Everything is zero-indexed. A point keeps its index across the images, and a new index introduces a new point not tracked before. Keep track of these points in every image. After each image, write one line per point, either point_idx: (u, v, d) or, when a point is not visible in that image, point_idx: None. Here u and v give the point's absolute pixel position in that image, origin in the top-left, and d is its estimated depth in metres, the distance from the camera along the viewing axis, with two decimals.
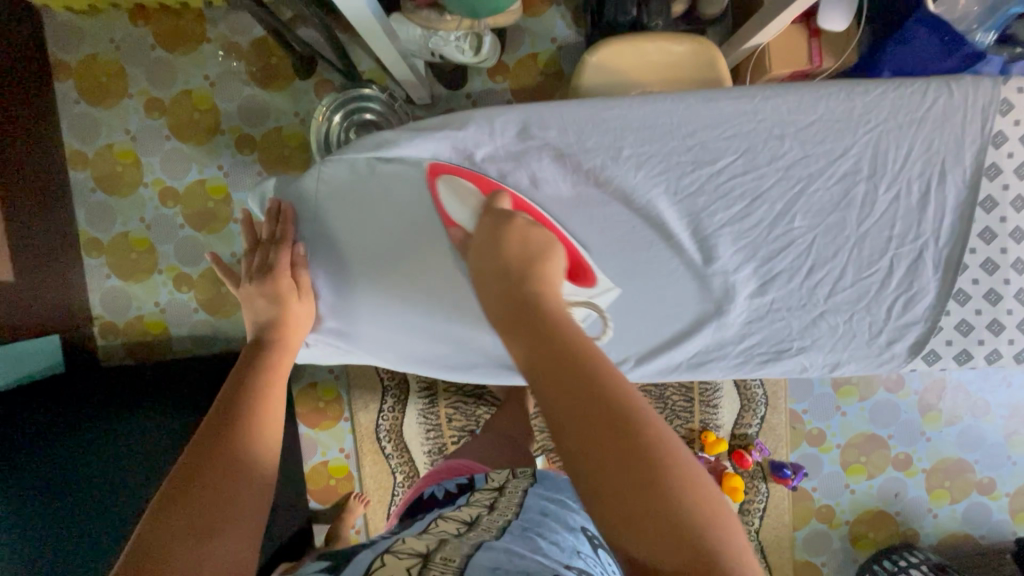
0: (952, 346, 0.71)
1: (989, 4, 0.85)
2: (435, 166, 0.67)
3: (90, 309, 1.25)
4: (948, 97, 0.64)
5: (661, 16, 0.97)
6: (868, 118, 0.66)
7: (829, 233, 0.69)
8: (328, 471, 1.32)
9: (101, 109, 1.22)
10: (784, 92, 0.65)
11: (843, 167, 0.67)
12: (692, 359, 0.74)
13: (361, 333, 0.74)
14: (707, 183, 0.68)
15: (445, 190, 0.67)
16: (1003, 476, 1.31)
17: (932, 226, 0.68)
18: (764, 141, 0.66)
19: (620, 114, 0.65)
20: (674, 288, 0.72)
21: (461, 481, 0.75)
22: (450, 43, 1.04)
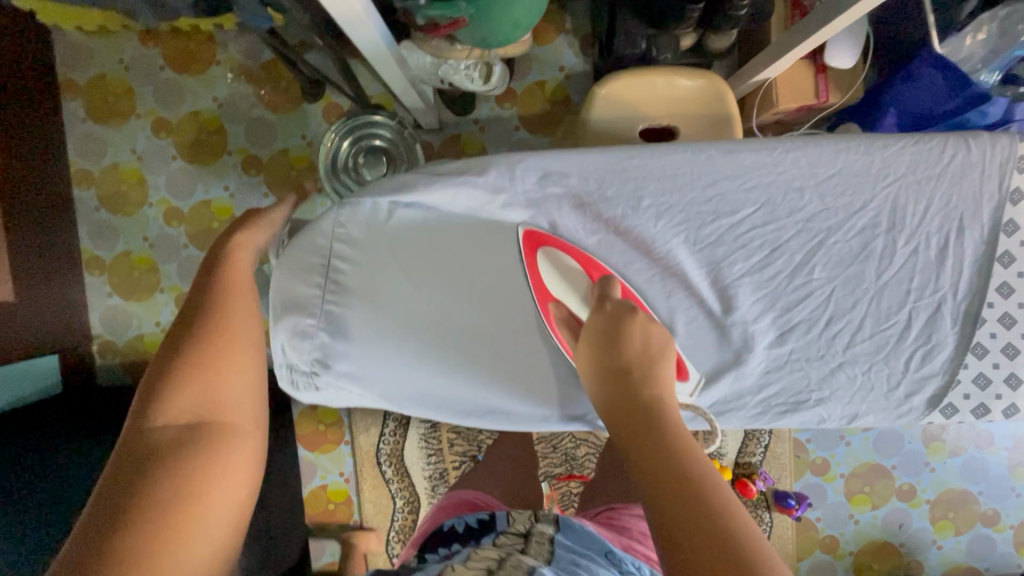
0: (969, 400, 0.71)
1: (994, 45, 0.86)
2: (537, 234, 0.69)
3: (90, 328, 1.24)
4: (966, 153, 0.65)
5: (669, 50, 0.98)
6: (887, 172, 0.66)
7: (848, 285, 0.69)
8: (326, 496, 1.30)
9: (108, 128, 1.22)
10: (804, 145, 0.65)
11: (862, 220, 0.67)
12: (712, 409, 0.74)
13: (372, 376, 0.72)
14: (726, 233, 0.68)
15: (544, 263, 0.69)
16: (1007, 508, 1.31)
17: (949, 280, 0.68)
18: (783, 194, 0.67)
19: (641, 163, 0.65)
20: (688, 328, 0.71)
21: (483, 517, 0.75)
22: (460, 72, 1.05)
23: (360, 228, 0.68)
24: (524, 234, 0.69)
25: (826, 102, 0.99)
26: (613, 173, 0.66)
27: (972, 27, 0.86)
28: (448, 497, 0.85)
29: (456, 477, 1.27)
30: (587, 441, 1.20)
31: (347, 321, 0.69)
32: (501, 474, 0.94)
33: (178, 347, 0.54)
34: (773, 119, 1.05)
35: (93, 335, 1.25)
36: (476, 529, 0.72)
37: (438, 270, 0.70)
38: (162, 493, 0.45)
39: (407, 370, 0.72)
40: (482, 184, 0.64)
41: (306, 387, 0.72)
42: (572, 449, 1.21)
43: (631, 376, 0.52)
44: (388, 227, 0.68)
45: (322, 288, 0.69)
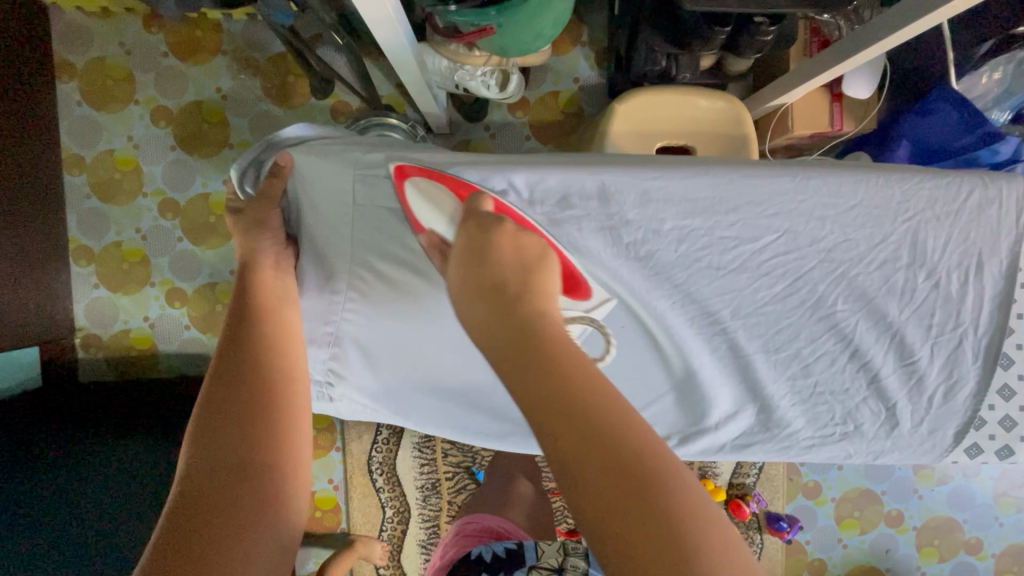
0: (994, 441, 0.73)
1: (1007, 86, 0.88)
2: (403, 167, 0.59)
3: (74, 319, 1.20)
4: (982, 189, 0.63)
5: (689, 70, 0.97)
6: (906, 207, 0.64)
7: (870, 319, 0.68)
8: (314, 503, 1.27)
9: (104, 114, 1.18)
10: (828, 174, 0.62)
11: (883, 254, 0.65)
12: (736, 441, 0.75)
13: (387, 392, 0.72)
14: (748, 261, 0.66)
15: (413, 196, 0.60)
16: (989, 536, 1.33)
17: (970, 315, 0.67)
18: (805, 223, 0.64)
19: (664, 185, 0.61)
20: (714, 359, 0.71)
21: (510, 545, 0.76)
22: (475, 78, 1.02)
23: (373, 231, 0.64)
24: (394, 169, 0.60)
25: (840, 130, 1.00)
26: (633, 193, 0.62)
27: (987, 67, 0.88)
28: (467, 521, 0.85)
29: (450, 488, 1.25)
30: None
31: (363, 333, 0.68)
32: (515, 496, 0.94)
33: (223, 400, 0.58)
34: (785, 144, 1.05)
35: (76, 327, 1.20)
36: (505, 560, 0.73)
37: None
38: (210, 538, 0.49)
39: (426, 384, 0.71)
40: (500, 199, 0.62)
41: (321, 398, 0.74)
42: None
43: (503, 291, 0.50)
44: (408, 236, 0.65)
45: (339, 297, 0.67)
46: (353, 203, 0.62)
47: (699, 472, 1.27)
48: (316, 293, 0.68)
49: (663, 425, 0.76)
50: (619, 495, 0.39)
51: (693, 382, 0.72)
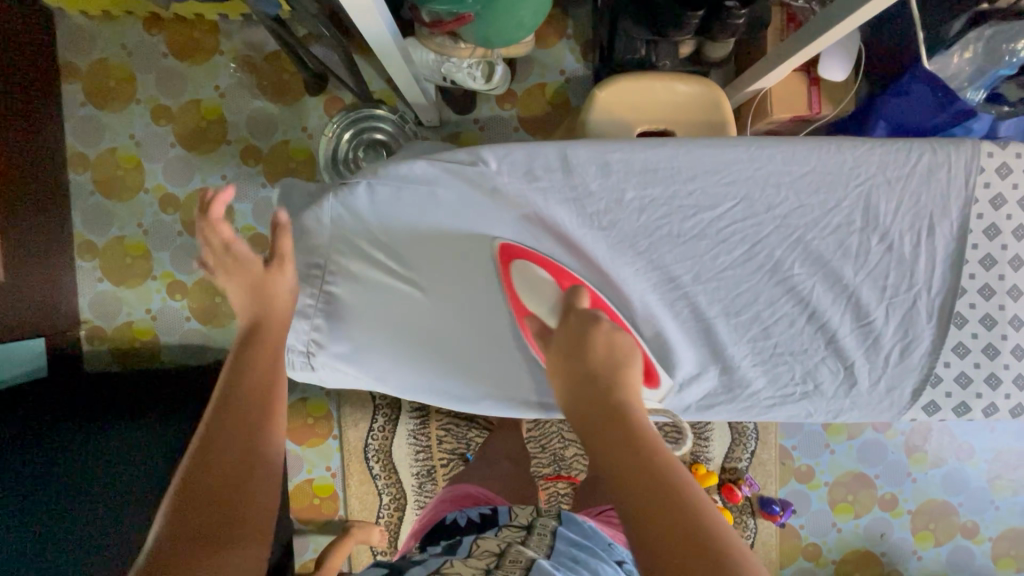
0: (951, 398, 0.73)
1: (979, 64, 0.90)
2: (507, 249, 0.71)
3: (79, 313, 1.24)
4: (932, 153, 0.65)
5: (669, 58, 1.01)
6: (858, 171, 0.66)
7: (827, 281, 0.70)
8: (312, 490, 1.29)
9: (107, 113, 1.22)
10: (781, 142, 0.64)
11: (836, 219, 0.67)
12: (700, 402, 0.79)
13: (367, 359, 0.74)
14: (707, 228, 0.68)
15: (517, 276, 0.71)
16: (986, 521, 1.33)
17: (923, 277, 0.69)
18: (760, 189, 0.66)
19: (623, 156, 0.64)
20: (677, 324, 0.73)
21: (483, 511, 0.85)
22: (462, 70, 1.06)
23: (353, 209, 0.67)
24: (499, 249, 0.71)
25: (819, 113, 1.02)
26: (595, 165, 0.65)
27: (958, 47, 0.89)
28: (448, 490, 0.94)
29: (445, 475, 1.27)
30: (575, 443, 1.28)
31: (344, 301, 0.71)
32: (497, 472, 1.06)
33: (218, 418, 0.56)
34: (766, 129, 1.07)
35: (82, 320, 1.24)
36: (479, 522, 0.82)
37: (441, 257, 0.71)
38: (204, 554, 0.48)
39: (411, 351, 0.74)
40: (470, 173, 0.65)
41: (301, 368, 0.75)
42: (561, 449, 1.28)
43: (600, 384, 0.52)
44: (388, 211, 0.67)
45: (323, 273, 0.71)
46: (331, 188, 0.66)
47: (692, 457, 1.28)
48: (301, 268, 0.71)
49: None
50: None
51: (659, 346, 0.74)
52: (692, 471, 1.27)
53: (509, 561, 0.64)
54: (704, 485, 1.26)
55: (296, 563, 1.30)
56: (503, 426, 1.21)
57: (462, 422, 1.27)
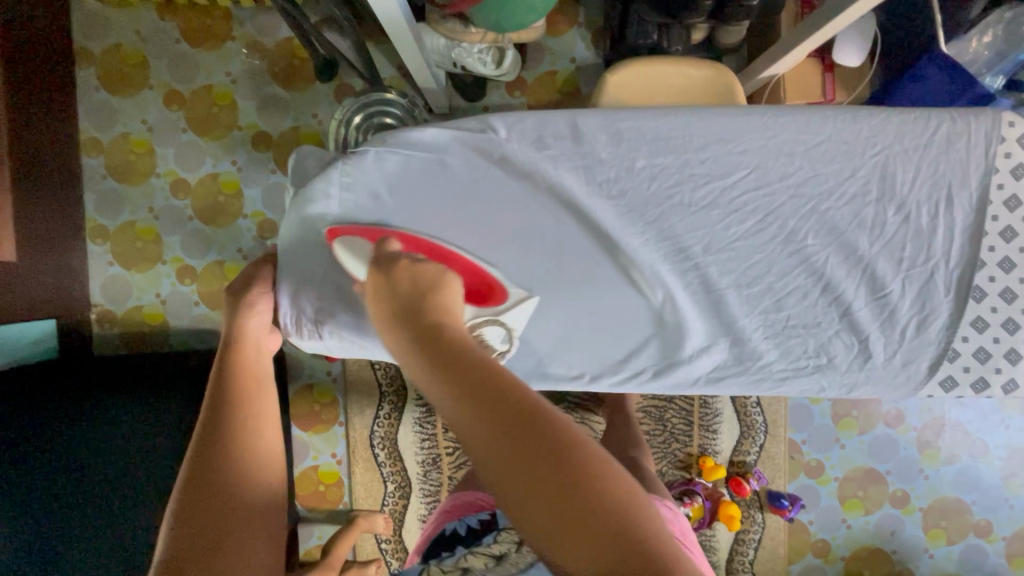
0: (969, 373, 0.74)
1: (999, 49, 0.88)
2: (333, 229, 0.71)
3: (89, 296, 1.25)
4: (949, 123, 0.69)
5: (681, 42, 0.99)
6: (874, 142, 0.70)
7: (841, 252, 0.73)
8: (317, 477, 1.30)
9: (120, 98, 1.23)
10: (792, 113, 0.70)
11: (852, 188, 0.71)
12: (710, 374, 0.78)
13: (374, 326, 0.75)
14: (720, 197, 0.72)
15: (340, 249, 0.70)
16: (999, 519, 1.30)
17: (941, 249, 0.72)
18: (774, 159, 0.71)
19: (633, 124, 0.70)
20: (688, 294, 0.75)
21: (483, 517, 0.82)
22: (472, 55, 1.06)
23: (372, 177, 0.71)
24: (327, 232, 0.71)
25: (833, 100, 1.01)
26: (606, 134, 0.71)
27: (976, 31, 0.88)
28: (450, 498, 0.92)
29: (451, 464, 1.27)
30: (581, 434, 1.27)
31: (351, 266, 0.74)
32: None
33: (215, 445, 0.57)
34: None
35: (92, 304, 1.25)
36: (476, 531, 0.80)
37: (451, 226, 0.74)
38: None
39: None
40: (481, 140, 0.71)
41: (311, 336, 0.76)
42: None
43: (420, 318, 0.52)
44: (402, 179, 0.72)
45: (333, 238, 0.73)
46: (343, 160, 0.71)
47: (699, 450, 1.27)
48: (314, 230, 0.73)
49: (637, 356, 0.77)
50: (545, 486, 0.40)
51: (671, 315, 0.76)
52: (700, 464, 1.26)
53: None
54: (712, 478, 1.24)
55: (301, 550, 1.31)
56: None
57: None
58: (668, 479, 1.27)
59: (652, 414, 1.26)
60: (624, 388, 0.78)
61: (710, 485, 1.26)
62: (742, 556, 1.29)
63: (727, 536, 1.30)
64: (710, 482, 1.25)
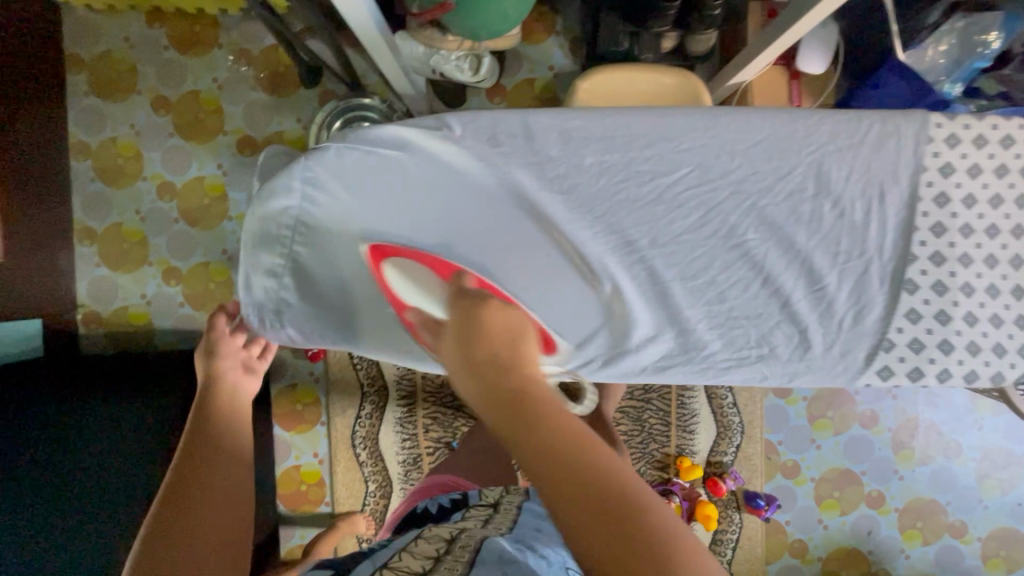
0: (905, 363, 0.77)
1: (954, 58, 0.92)
2: (378, 247, 0.75)
3: (75, 297, 1.26)
4: (881, 124, 0.72)
5: (651, 51, 1.02)
6: (809, 141, 0.73)
7: (781, 246, 0.76)
8: (299, 476, 1.31)
9: (108, 103, 1.26)
10: (733, 112, 0.72)
11: (790, 184, 0.73)
12: (658, 363, 0.83)
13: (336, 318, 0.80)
14: (665, 192, 0.74)
15: (391, 273, 0.75)
16: (974, 520, 1.32)
17: (875, 244, 0.75)
18: (716, 156, 0.73)
19: (582, 125, 0.72)
20: (634, 284, 0.79)
21: (454, 497, 0.86)
22: (450, 62, 1.09)
23: (331, 174, 0.72)
24: (370, 246, 0.75)
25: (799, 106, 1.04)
26: (557, 133, 0.73)
27: (932, 40, 0.92)
28: (429, 481, 0.97)
29: (431, 463, 1.28)
30: None
31: (311, 262, 0.76)
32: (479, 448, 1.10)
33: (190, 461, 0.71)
34: None
35: (78, 304, 1.27)
36: (447, 509, 0.83)
37: (409, 219, 0.74)
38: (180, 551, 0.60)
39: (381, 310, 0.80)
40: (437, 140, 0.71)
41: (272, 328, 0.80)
42: None
43: (502, 363, 0.52)
44: (360, 176, 0.72)
45: (294, 236, 0.75)
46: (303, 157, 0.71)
47: (677, 450, 1.29)
48: (274, 225, 0.74)
49: (591, 344, 0.83)
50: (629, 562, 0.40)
51: (621, 307, 0.80)
52: (677, 464, 1.27)
53: (458, 546, 0.61)
54: (689, 478, 1.26)
55: (282, 551, 1.31)
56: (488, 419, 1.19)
57: (450, 410, 1.28)
58: (647, 479, 1.29)
59: (629, 414, 1.27)
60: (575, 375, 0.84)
61: (687, 485, 1.27)
62: (720, 556, 1.30)
63: (705, 536, 1.31)
64: (687, 481, 1.26)
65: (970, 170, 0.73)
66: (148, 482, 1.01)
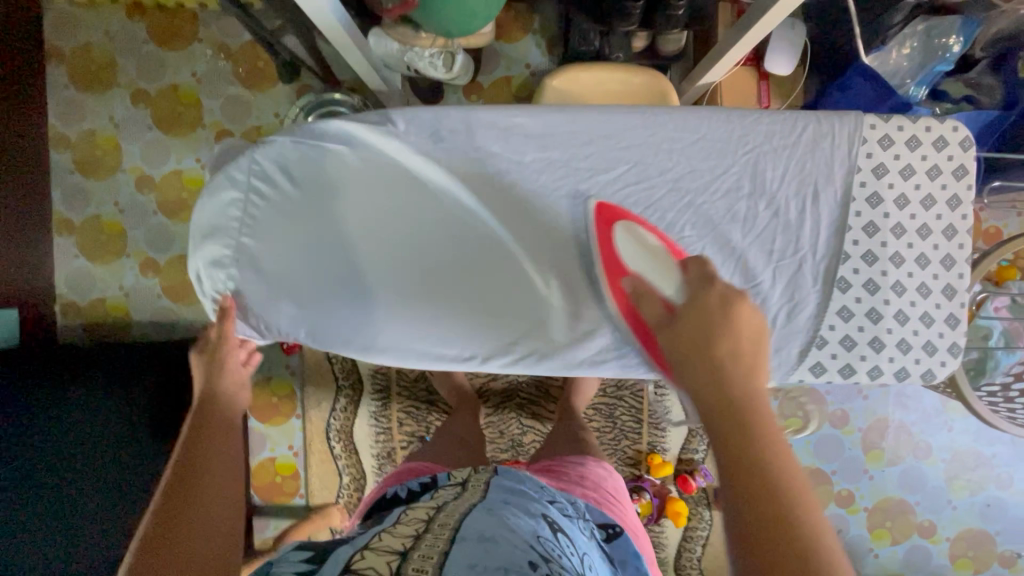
0: (836, 360, 0.82)
1: (919, 60, 0.93)
2: (608, 214, 0.80)
3: (54, 288, 1.28)
4: (815, 124, 0.79)
5: (622, 49, 1.01)
6: (745, 142, 0.80)
7: (718, 243, 0.81)
8: (274, 468, 1.32)
9: (88, 96, 1.27)
10: (671, 113, 0.78)
11: (725, 183, 0.80)
12: (594, 359, 0.83)
13: (273, 308, 0.81)
14: (603, 188, 0.81)
15: (621, 236, 0.79)
16: (943, 520, 1.33)
17: (809, 242, 0.81)
18: (653, 155, 0.80)
19: (520, 122, 0.78)
20: (566, 277, 0.82)
21: (425, 480, 0.81)
22: (424, 59, 1.08)
23: (275, 166, 0.78)
24: (595, 206, 0.80)
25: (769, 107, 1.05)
26: (496, 132, 0.79)
27: (897, 42, 0.93)
28: (397, 469, 0.91)
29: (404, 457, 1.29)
30: (534, 430, 1.29)
31: (257, 251, 0.80)
32: (451, 437, 1.08)
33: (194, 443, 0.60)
34: None
35: (56, 295, 1.28)
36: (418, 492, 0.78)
37: (350, 209, 0.80)
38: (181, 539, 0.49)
39: (321, 297, 0.81)
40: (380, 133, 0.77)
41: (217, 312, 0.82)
42: (519, 435, 1.30)
43: (713, 333, 0.52)
44: (310, 168, 0.79)
45: (241, 224, 0.79)
46: (252, 150, 0.79)
47: (648, 447, 1.29)
48: (223, 214, 0.80)
49: (530, 339, 0.82)
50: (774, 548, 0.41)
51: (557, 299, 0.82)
52: (648, 461, 1.28)
53: (438, 524, 0.54)
54: (659, 475, 1.27)
55: (256, 541, 1.33)
56: (460, 410, 1.17)
57: (422, 404, 1.28)
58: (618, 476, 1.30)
59: (601, 410, 1.28)
60: (512, 372, 0.83)
61: (658, 482, 1.29)
62: (690, 553, 1.31)
63: (675, 532, 1.32)
64: (658, 478, 1.27)
65: (902, 172, 0.80)
66: (118, 470, 1.02)
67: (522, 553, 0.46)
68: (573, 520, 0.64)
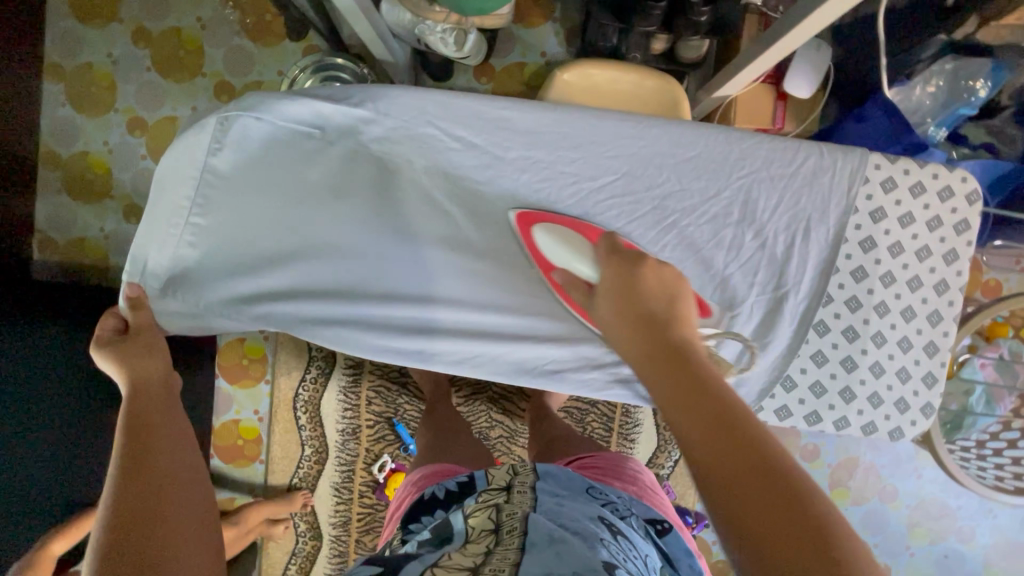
0: (803, 405, 0.84)
1: (944, 99, 0.91)
2: (527, 216, 0.81)
3: (34, 222, 1.25)
4: (817, 157, 0.78)
5: (638, 50, 0.99)
6: (743, 166, 0.79)
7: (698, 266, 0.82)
8: (237, 430, 1.31)
9: (88, 28, 1.23)
10: (669, 126, 0.78)
11: (715, 207, 0.81)
12: (551, 365, 0.85)
13: (227, 281, 0.79)
14: (587, 194, 0.81)
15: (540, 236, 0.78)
16: (899, 565, 1.32)
17: (792, 280, 0.82)
18: (643, 169, 0.80)
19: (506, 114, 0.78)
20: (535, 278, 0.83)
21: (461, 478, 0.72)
22: (435, 34, 1.04)
23: (242, 133, 0.77)
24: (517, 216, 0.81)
25: (781, 129, 1.01)
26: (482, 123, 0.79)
27: (920, 80, 0.91)
28: (415, 476, 0.83)
29: (369, 436, 1.28)
30: (501, 425, 1.28)
31: (213, 221, 0.78)
32: (459, 432, 0.99)
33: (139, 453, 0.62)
34: None
35: (35, 229, 1.25)
36: (455, 493, 0.69)
37: (326, 187, 0.80)
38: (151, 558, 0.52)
39: (286, 273, 0.80)
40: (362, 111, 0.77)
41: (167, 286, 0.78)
42: (487, 428, 1.28)
43: (634, 294, 0.53)
44: (293, 139, 0.79)
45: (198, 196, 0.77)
46: (220, 111, 0.76)
47: None
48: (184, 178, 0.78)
49: (493, 338, 0.83)
50: (736, 463, 0.39)
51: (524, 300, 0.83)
52: None
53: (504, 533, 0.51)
54: None
55: None
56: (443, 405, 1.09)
57: (396, 387, 1.26)
58: None
59: (573, 414, 1.25)
60: (475, 370, 0.84)
61: None
62: None
63: None
64: None
65: (900, 220, 0.80)
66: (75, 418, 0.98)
67: (591, 556, 0.46)
68: (627, 518, 0.61)
